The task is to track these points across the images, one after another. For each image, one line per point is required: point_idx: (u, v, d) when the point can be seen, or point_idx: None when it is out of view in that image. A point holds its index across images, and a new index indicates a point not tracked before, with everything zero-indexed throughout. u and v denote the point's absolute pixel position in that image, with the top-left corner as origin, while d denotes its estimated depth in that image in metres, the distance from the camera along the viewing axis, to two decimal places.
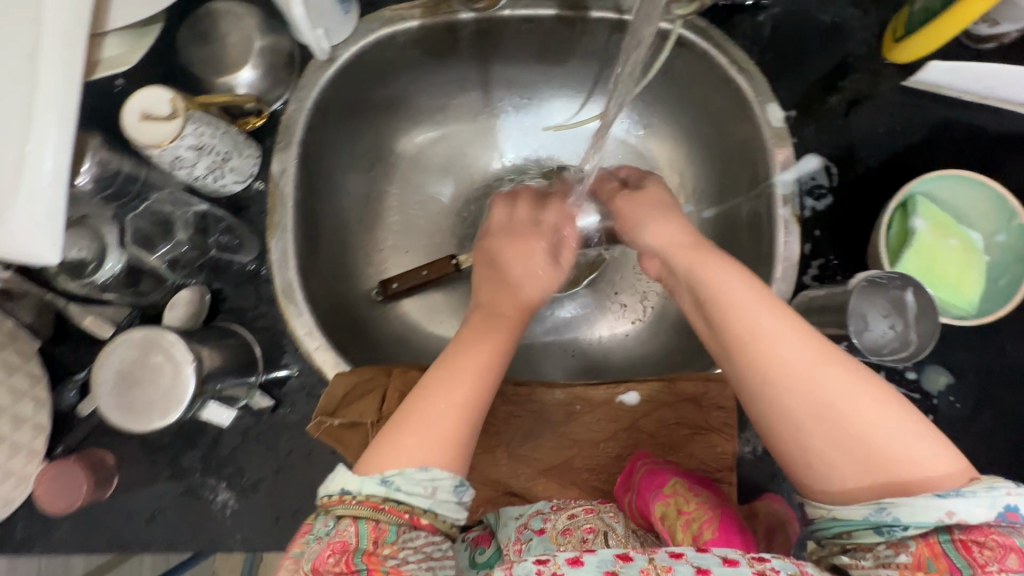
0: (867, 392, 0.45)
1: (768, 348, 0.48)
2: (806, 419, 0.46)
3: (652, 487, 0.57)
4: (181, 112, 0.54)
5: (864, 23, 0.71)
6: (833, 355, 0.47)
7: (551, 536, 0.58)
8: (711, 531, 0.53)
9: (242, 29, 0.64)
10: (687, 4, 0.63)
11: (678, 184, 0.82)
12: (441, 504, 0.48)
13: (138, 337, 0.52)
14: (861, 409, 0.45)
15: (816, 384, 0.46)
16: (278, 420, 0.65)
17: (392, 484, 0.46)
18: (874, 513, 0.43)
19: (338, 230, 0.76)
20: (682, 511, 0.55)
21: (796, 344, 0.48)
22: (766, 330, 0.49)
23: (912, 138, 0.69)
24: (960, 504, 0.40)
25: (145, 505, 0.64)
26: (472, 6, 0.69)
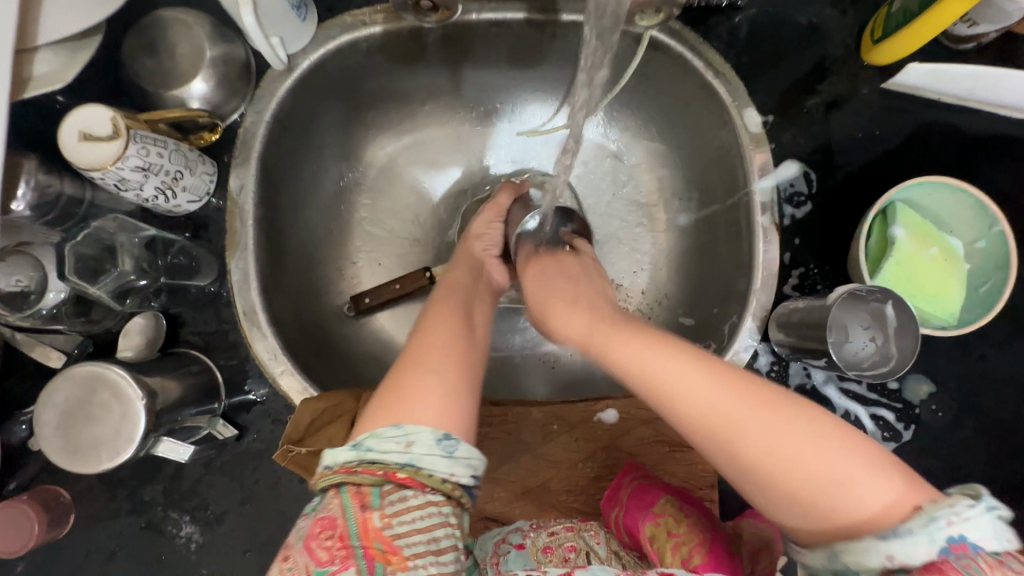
0: (800, 431, 0.41)
1: (694, 405, 0.44)
2: (746, 472, 0.42)
3: (642, 506, 0.59)
4: (124, 131, 0.50)
5: (842, 24, 0.69)
6: (765, 396, 0.43)
7: (530, 552, 0.55)
8: (699, 556, 0.55)
9: (191, 38, 0.60)
10: (652, 15, 0.63)
11: (656, 190, 0.80)
12: (425, 456, 0.40)
13: (83, 374, 0.49)
14: (798, 454, 0.41)
15: (741, 441, 0.42)
16: (244, 449, 0.62)
17: (364, 446, 0.40)
18: (830, 560, 0.39)
19: (304, 246, 0.73)
20: (672, 533, 0.56)
21: (721, 395, 0.44)
22: (683, 387, 0.45)
23: (891, 142, 0.67)
24: (900, 546, 0.36)
25: (105, 541, 0.61)
26: (423, 19, 0.66)
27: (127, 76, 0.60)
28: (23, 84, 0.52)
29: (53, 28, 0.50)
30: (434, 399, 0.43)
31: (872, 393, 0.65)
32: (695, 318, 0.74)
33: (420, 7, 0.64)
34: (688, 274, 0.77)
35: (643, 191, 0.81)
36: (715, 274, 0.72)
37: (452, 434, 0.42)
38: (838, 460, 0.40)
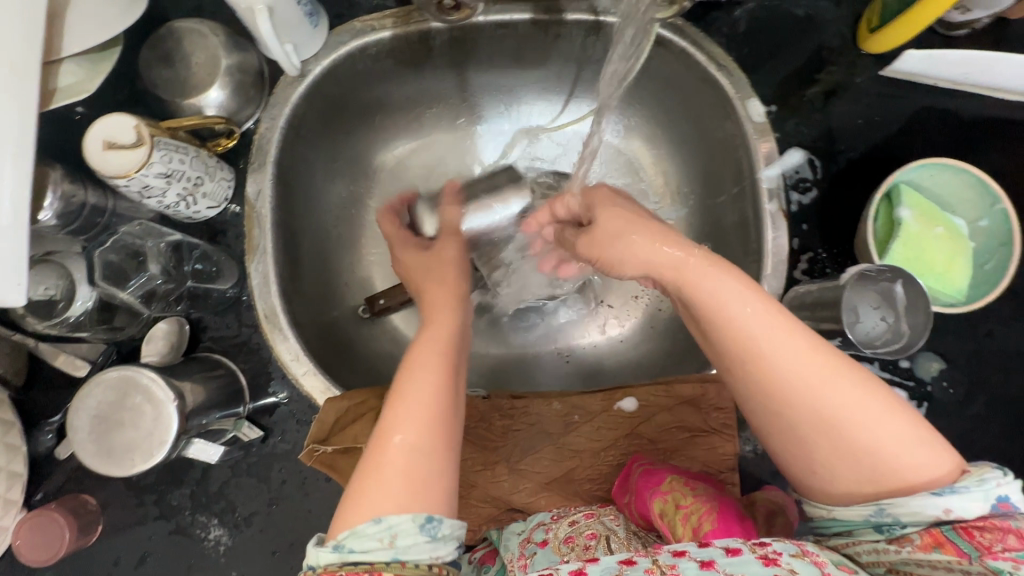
0: (860, 390, 0.42)
1: (768, 358, 0.44)
2: (806, 430, 0.43)
3: (650, 486, 0.57)
4: (147, 139, 0.51)
5: (838, 15, 0.71)
6: (840, 360, 0.43)
7: (554, 547, 0.55)
8: (710, 522, 0.51)
9: (206, 48, 0.61)
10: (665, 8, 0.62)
11: (662, 184, 0.82)
12: (408, 548, 0.40)
13: (114, 379, 0.50)
14: (858, 420, 0.41)
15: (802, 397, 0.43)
16: (269, 450, 0.63)
17: (346, 547, 0.40)
18: (873, 514, 0.42)
19: (319, 249, 0.74)
20: (680, 506, 0.53)
21: (800, 350, 0.43)
22: (763, 340, 0.44)
23: (891, 128, 0.69)
24: (955, 501, 0.39)
25: (134, 547, 0.61)
26: (445, 16, 0.66)
27: (145, 86, 0.61)
28: (49, 97, 0.53)
29: (76, 41, 0.51)
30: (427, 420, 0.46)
31: (884, 372, 0.66)
32: None
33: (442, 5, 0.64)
34: None
35: (649, 185, 0.82)
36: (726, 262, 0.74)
37: (435, 515, 0.42)
38: (890, 423, 0.41)
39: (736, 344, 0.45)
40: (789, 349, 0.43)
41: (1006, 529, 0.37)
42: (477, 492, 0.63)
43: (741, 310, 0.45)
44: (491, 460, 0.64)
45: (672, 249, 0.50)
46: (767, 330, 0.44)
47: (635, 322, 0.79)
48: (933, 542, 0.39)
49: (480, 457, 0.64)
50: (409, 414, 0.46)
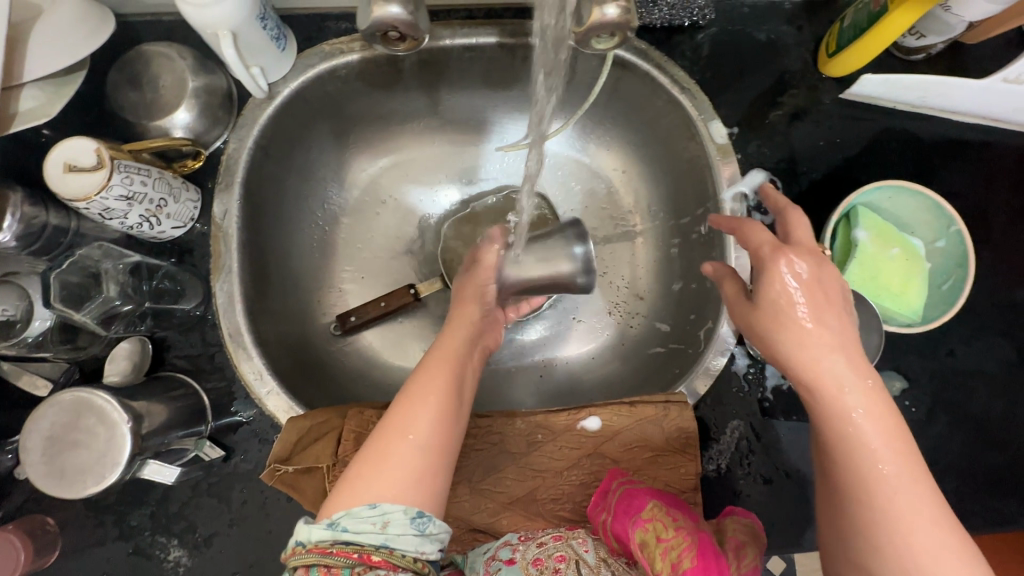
0: (932, 517, 0.44)
1: (871, 469, 0.45)
2: (874, 532, 0.45)
3: (630, 512, 0.57)
4: (107, 161, 0.52)
5: (799, 39, 0.72)
6: (923, 476, 0.45)
7: (521, 566, 0.56)
8: (689, 559, 0.52)
9: (173, 71, 0.62)
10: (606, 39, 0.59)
11: (632, 202, 0.83)
12: (396, 536, 0.45)
13: (68, 401, 0.50)
14: (919, 543, 0.43)
15: (882, 497, 0.45)
16: (231, 470, 0.63)
17: (339, 526, 0.44)
18: None
19: (289, 267, 0.74)
20: (661, 539, 0.54)
21: (899, 468, 0.45)
22: (872, 449, 0.46)
23: (852, 150, 0.70)
24: None
25: (92, 569, 0.61)
26: (392, 47, 0.62)
27: (112, 108, 0.62)
28: (9, 120, 0.53)
29: (38, 66, 0.52)
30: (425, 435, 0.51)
31: None
32: (671, 324, 0.76)
33: (387, 37, 0.60)
34: (666, 282, 0.79)
35: (621, 204, 0.84)
36: (693, 281, 0.74)
37: (424, 513, 0.48)
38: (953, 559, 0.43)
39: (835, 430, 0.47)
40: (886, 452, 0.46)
41: None
42: None
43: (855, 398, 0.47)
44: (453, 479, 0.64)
45: (803, 315, 0.49)
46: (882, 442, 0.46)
47: (604, 340, 0.80)
48: None
49: None
50: (411, 421, 0.52)
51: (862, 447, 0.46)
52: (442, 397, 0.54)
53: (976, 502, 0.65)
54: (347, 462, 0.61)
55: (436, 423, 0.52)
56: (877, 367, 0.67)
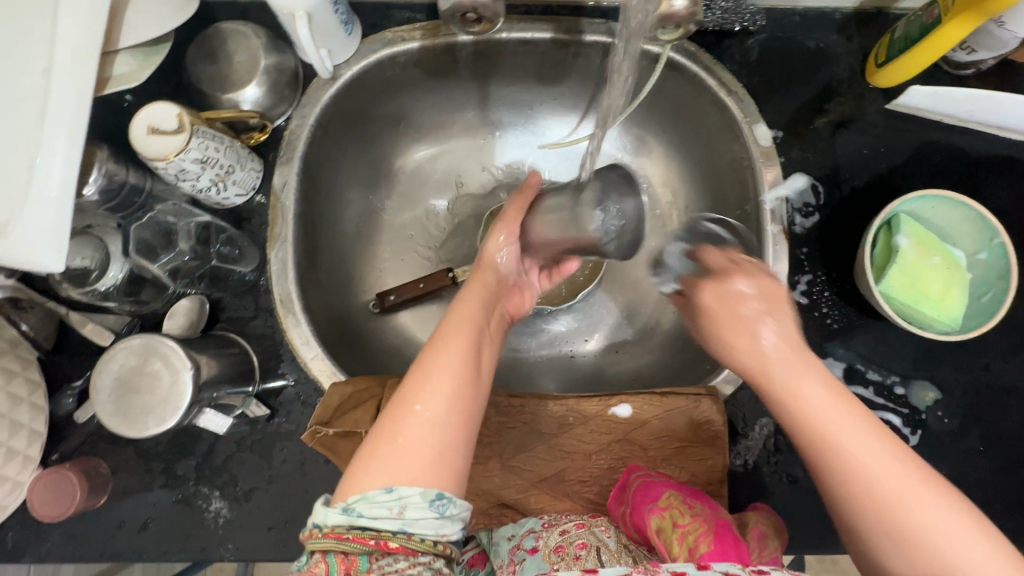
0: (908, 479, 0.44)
1: (865, 473, 0.44)
2: (859, 514, 0.44)
3: (647, 500, 0.58)
4: (187, 126, 0.56)
5: (848, 49, 0.73)
6: (891, 447, 0.45)
7: (544, 555, 0.57)
8: (706, 543, 0.52)
9: (248, 48, 0.66)
10: (672, 30, 0.59)
11: (669, 203, 0.85)
12: (414, 521, 0.43)
13: (137, 345, 0.53)
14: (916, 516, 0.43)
15: (863, 477, 0.44)
16: (274, 429, 0.66)
17: (355, 511, 0.43)
18: None
19: (336, 244, 0.77)
20: (677, 525, 0.55)
21: (889, 463, 0.44)
22: (854, 456, 0.45)
23: (895, 160, 0.71)
24: None
25: (138, 513, 0.64)
26: (468, 29, 0.68)
27: (189, 80, 0.66)
28: (104, 83, 0.58)
29: (134, 33, 0.56)
30: (445, 413, 0.48)
31: (878, 397, 0.67)
32: None
33: (465, 18, 0.66)
34: None
35: (659, 203, 0.85)
36: None
37: (445, 494, 0.45)
38: (974, 542, 0.42)
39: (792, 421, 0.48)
40: (854, 431, 0.45)
41: None
42: (470, 485, 0.64)
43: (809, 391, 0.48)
44: (485, 455, 0.65)
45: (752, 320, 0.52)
46: (869, 451, 0.45)
47: (635, 334, 0.82)
48: None
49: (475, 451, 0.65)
50: (427, 393, 0.49)
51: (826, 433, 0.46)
52: (458, 370, 0.51)
53: (1006, 518, 0.65)
54: None
55: (454, 398, 0.49)
56: (911, 376, 0.67)
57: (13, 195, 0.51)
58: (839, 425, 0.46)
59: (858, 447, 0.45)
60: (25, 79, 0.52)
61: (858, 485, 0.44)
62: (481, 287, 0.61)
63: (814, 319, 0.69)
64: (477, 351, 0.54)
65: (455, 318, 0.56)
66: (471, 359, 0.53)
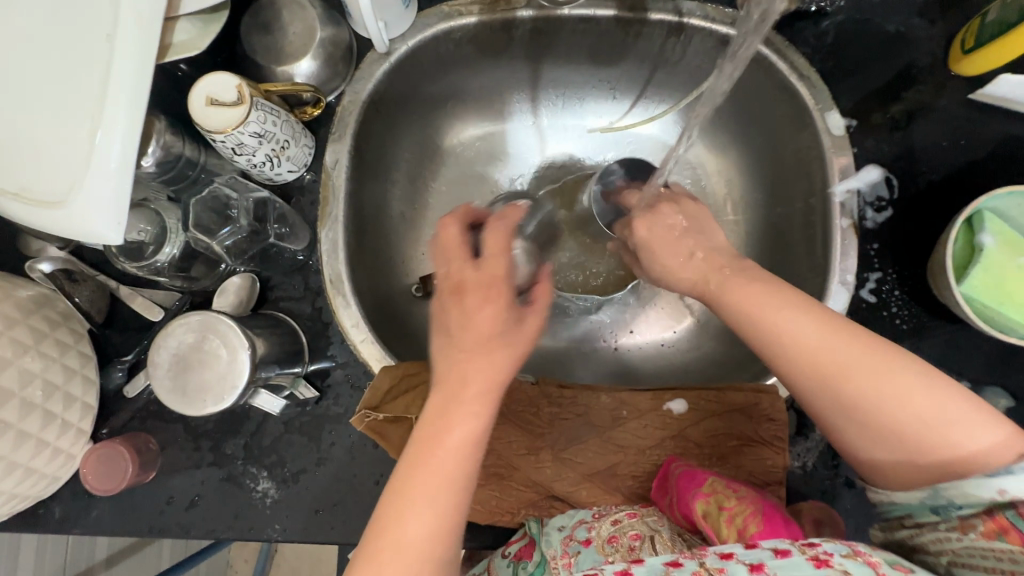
0: (885, 368, 0.47)
1: (829, 358, 0.48)
2: (843, 414, 0.48)
3: (691, 487, 0.56)
4: (247, 98, 0.54)
5: (930, 34, 0.69)
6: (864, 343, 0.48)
7: (597, 546, 0.55)
8: (755, 524, 0.51)
9: (304, 19, 0.64)
10: None
11: (724, 193, 0.82)
12: None
13: (196, 321, 0.52)
14: (898, 403, 0.46)
15: (841, 382, 0.47)
16: (322, 412, 0.65)
17: None
18: (930, 496, 0.45)
19: (383, 225, 0.76)
20: (724, 508, 0.53)
21: (857, 352, 0.47)
22: (815, 343, 0.48)
23: (976, 153, 0.67)
24: (1011, 482, 0.40)
25: (186, 489, 0.63)
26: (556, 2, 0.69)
27: (244, 51, 0.64)
28: (165, 50, 0.56)
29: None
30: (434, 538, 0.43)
31: None
32: None
33: None
34: None
35: (713, 193, 0.82)
36: (789, 275, 0.73)
37: None
38: (952, 405, 0.45)
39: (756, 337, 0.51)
40: (819, 334, 0.48)
41: None
42: (519, 475, 0.63)
43: (765, 303, 0.51)
44: (536, 445, 0.64)
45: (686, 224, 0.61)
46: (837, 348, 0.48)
47: (684, 327, 0.79)
48: (997, 529, 0.40)
49: (525, 441, 0.64)
50: (408, 534, 0.43)
51: (792, 341, 0.49)
52: (442, 506, 0.44)
53: None
54: None
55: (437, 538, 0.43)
56: (982, 382, 0.64)
57: (74, 164, 0.50)
58: (809, 333, 0.49)
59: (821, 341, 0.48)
60: (87, 44, 0.50)
61: (830, 375, 0.48)
62: (481, 375, 0.46)
63: (882, 319, 0.66)
64: (466, 474, 0.45)
65: (446, 450, 0.44)
66: (458, 486, 0.44)
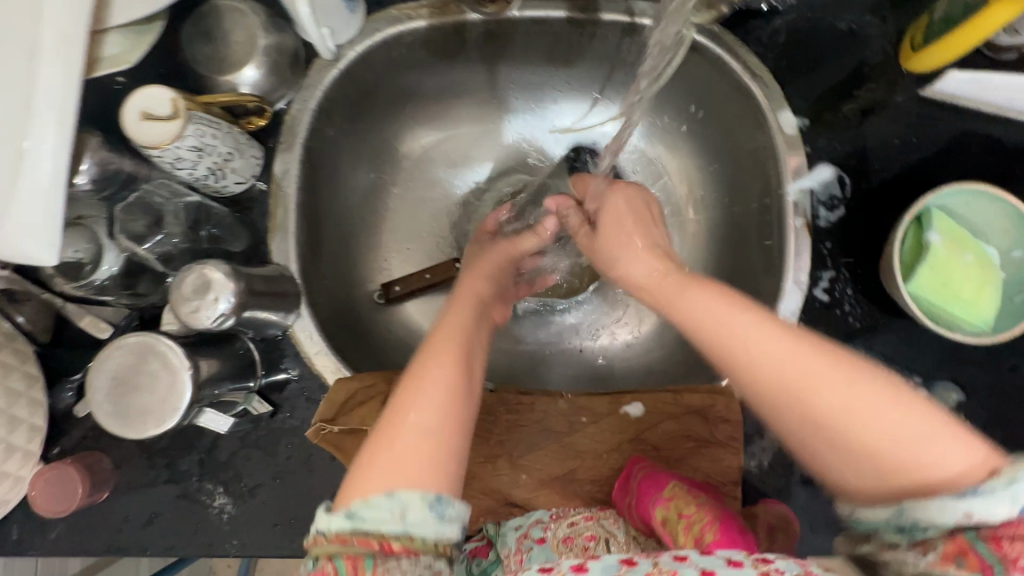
0: (851, 382, 0.42)
1: (788, 375, 0.43)
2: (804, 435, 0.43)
3: (652, 491, 0.57)
4: (182, 112, 0.53)
5: (882, 31, 0.69)
6: (830, 358, 0.43)
7: (552, 545, 0.58)
8: (712, 532, 0.52)
9: (246, 27, 0.62)
10: (704, 12, 0.67)
11: (686, 192, 0.82)
12: (417, 523, 0.40)
13: (134, 343, 0.51)
14: (865, 423, 0.41)
15: (811, 399, 0.42)
16: (278, 425, 0.64)
17: (357, 516, 0.39)
18: (894, 516, 0.39)
19: (341, 233, 0.75)
20: (683, 514, 0.54)
21: (809, 362, 0.43)
22: (769, 358, 0.44)
23: (928, 150, 0.67)
24: (977, 503, 0.35)
25: (142, 508, 0.63)
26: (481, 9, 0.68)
27: (185, 61, 0.62)
28: (93, 65, 0.56)
29: (123, 14, 0.53)
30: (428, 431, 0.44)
31: None
32: None
33: None
34: (717, 272, 0.78)
35: (674, 192, 0.82)
36: (747, 274, 0.73)
37: (445, 498, 0.42)
38: (917, 421, 0.40)
39: (712, 347, 0.47)
40: (774, 347, 0.44)
41: None
42: (478, 483, 0.63)
43: (717, 317, 0.47)
44: (494, 453, 0.64)
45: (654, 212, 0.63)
46: (789, 373, 0.43)
47: (646, 327, 0.79)
48: (957, 551, 0.35)
49: (483, 449, 0.64)
50: (414, 400, 0.45)
51: (749, 354, 0.45)
52: (453, 366, 0.49)
53: None
54: None
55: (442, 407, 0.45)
56: (934, 377, 0.65)
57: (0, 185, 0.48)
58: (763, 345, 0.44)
59: (764, 353, 0.44)
60: (11, 62, 0.49)
61: (790, 394, 0.43)
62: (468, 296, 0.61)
63: (836, 317, 0.66)
64: (464, 372, 0.49)
65: (442, 335, 0.53)
66: (459, 368, 0.49)
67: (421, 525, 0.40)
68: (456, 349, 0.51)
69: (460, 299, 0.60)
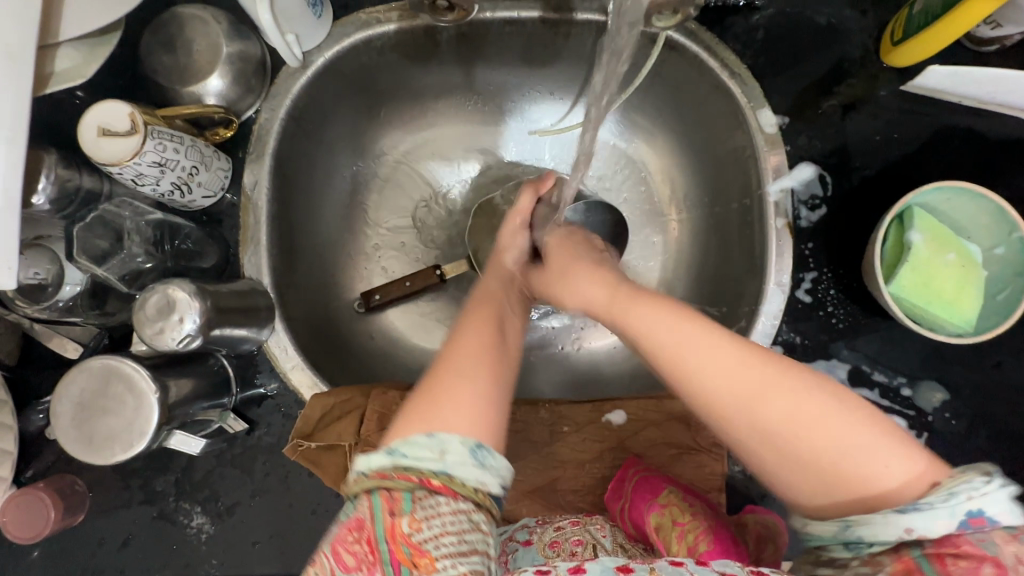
0: (808, 392, 0.41)
1: (733, 391, 0.41)
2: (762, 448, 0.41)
3: (646, 496, 0.58)
4: (141, 128, 0.51)
5: (862, 25, 0.68)
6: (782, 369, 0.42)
7: (539, 548, 0.55)
8: (706, 543, 0.54)
9: (208, 35, 0.60)
10: (669, 16, 0.61)
11: (668, 193, 0.80)
12: (457, 464, 0.38)
13: (98, 367, 0.50)
14: (820, 432, 0.40)
15: (757, 415, 0.41)
16: (255, 442, 0.63)
17: (398, 452, 0.39)
18: (840, 531, 0.38)
19: (317, 243, 0.73)
20: (677, 523, 0.56)
21: (759, 374, 0.41)
22: (716, 375, 0.42)
23: (909, 147, 0.66)
24: (918, 520, 0.36)
25: (118, 530, 0.62)
26: (439, 17, 0.65)
27: (147, 72, 0.60)
28: (45, 80, 0.54)
29: (75, 26, 0.51)
30: (473, 390, 0.43)
31: (884, 399, 0.64)
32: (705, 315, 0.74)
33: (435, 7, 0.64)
34: (701, 273, 0.77)
35: (656, 193, 0.81)
36: (729, 275, 0.72)
37: (484, 444, 0.40)
38: (863, 429, 0.40)
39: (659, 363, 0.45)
40: (719, 360, 0.42)
41: (981, 558, 0.35)
42: None
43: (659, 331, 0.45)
44: None
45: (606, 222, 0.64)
46: (737, 388, 0.41)
47: None
48: (904, 570, 0.36)
49: None
50: (458, 359, 0.45)
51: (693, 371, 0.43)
52: (491, 330, 0.49)
53: None
54: (371, 441, 0.62)
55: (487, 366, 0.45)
56: (918, 376, 0.64)
57: None
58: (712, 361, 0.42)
59: (721, 364, 0.42)
60: None
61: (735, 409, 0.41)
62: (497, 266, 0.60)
63: (818, 318, 0.65)
64: (504, 339, 0.49)
65: (481, 305, 0.52)
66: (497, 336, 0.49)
67: (463, 469, 0.39)
68: (489, 329, 0.49)
69: (491, 265, 0.60)
